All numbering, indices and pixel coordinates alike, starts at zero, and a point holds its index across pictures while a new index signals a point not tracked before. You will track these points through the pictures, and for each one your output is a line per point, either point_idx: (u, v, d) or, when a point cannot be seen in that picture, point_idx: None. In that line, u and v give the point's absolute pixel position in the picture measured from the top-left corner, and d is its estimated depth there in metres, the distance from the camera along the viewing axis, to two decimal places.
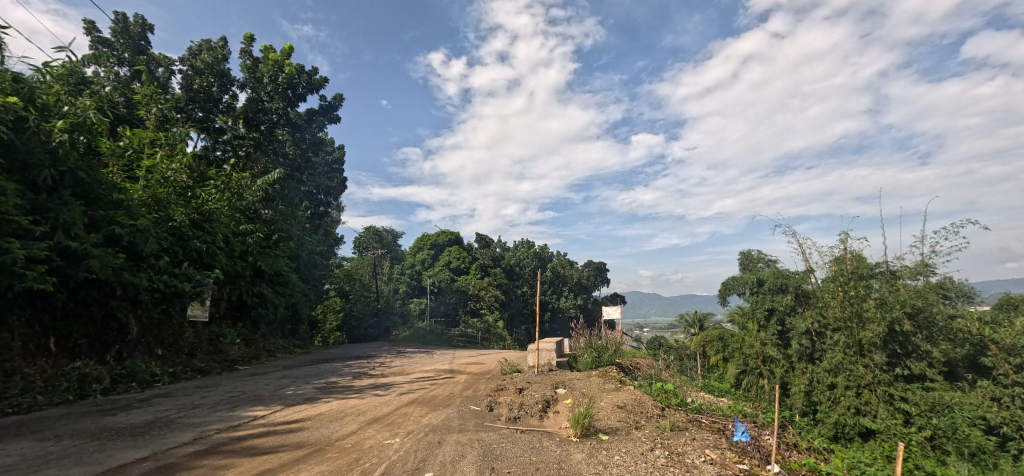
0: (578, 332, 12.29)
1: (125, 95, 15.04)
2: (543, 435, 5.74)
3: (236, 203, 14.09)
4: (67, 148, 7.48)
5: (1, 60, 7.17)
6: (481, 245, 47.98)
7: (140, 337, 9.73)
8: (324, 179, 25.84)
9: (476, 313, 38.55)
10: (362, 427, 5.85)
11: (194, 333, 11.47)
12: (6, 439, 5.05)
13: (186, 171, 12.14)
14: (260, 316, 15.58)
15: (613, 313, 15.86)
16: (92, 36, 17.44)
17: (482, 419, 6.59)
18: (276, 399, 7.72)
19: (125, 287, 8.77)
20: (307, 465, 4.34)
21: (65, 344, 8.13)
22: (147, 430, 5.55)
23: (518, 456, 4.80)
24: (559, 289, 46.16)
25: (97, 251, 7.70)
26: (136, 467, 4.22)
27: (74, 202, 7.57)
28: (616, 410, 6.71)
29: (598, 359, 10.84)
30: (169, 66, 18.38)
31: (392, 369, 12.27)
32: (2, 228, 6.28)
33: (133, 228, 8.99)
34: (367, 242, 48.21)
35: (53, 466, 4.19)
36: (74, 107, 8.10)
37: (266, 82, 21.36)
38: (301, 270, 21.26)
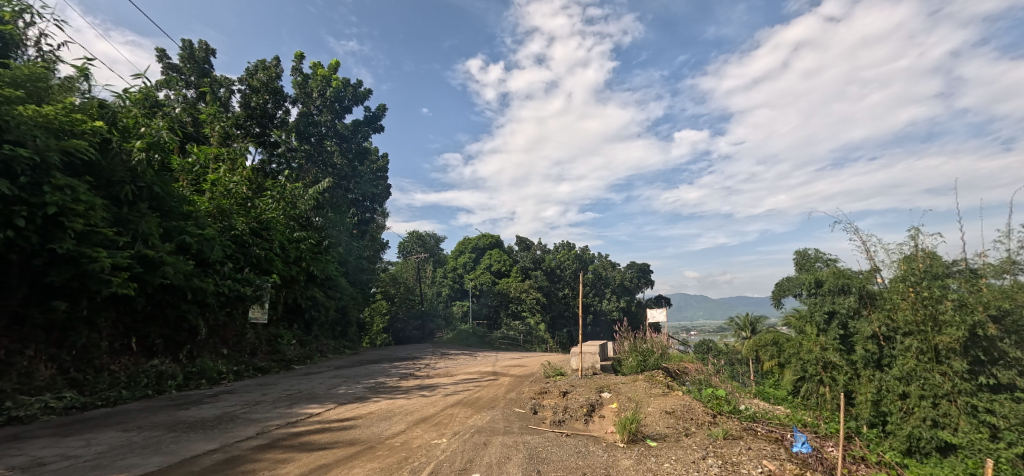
0: (622, 336, 12.02)
1: (192, 115, 16.33)
2: (589, 439, 5.66)
3: (290, 212, 14.93)
4: (144, 165, 8.21)
5: (89, 89, 7.99)
6: (522, 248, 48.16)
7: (208, 338, 10.50)
8: (370, 187, 26.85)
9: (517, 316, 38.75)
10: (409, 426, 6.02)
11: (255, 334, 12.25)
12: (95, 429, 5.59)
13: (247, 183, 13.02)
14: (314, 319, 16.40)
15: (659, 316, 15.46)
16: (163, 63, 19.08)
17: (527, 421, 6.59)
18: (329, 397, 8.10)
19: (194, 291, 9.50)
20: (359, 462, 4.52)
21: (145, 344, 8.91)
22: (215, 424, 5.97)
23: (563, 460, 4.76)
24: (601, 291, 45.57)
25: (171, 259, 8.39)
26: (207, 458, 4.56)
27: (149, 214, 8.29)
28: (664, 416, 6.53)
29: (643, 363, 10.58)
30: (229, 86, 19.79)
31: (437, 370, 12.54)
32: (91, 239, 6.98)
33: (201, 237, 9.73)
34: (411, 247, 49.57)
35: (136, 455, 4.59)
36: (150, 128, 8.89)
37: (315, 97, 22.85)
38: (349, 275, 22.17)
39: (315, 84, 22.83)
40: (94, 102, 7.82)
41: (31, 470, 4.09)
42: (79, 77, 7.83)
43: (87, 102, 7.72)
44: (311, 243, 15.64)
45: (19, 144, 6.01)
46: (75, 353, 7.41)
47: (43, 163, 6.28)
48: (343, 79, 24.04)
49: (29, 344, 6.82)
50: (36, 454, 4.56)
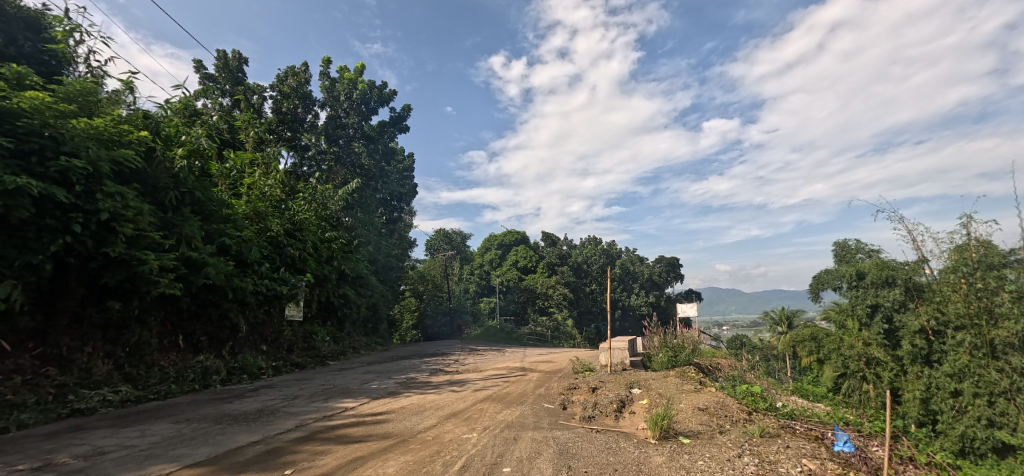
0: (652, 331, 11.84)
1: (228, 122, 17.03)
2: (619, 435, 5.63)
3: (322, 212, 15.38)
4: (185, 172, 8.63)
5: (134, 101, 8.44)
6: (548, 244, 48.06)
7: (248, 335, 10.98)
8: (397, 186, 27.34)
9: (544, 312, 38.73)
10: (440, 421, 6.13)
11: (292, 331, 12.73)
12: (149, 421, 5.95)
13: (280, 186, 13.48)
14: (346, 316, 16.88)
15: (689, 310, 15.13)
16: (200, 73, 19.93)
17: (556, 417, 6.61)
18: (363, 392, 8.34)
19: (234, 290, 9.91)
20: (394, 455, 4.65)
21: (191, 341, 9.40)
22: (257, 417, 6.26)
23: (594, 456, 4.75)
24: (629, 286, 44.98)
25: (212, 260, 8.79)
26: (251, 449, 4.78)
27: (192, 218, 8.72)
28: (697, 412, 6.41)
29: (674, 359, 10.38)
30: (262, 93, 20.51)
31: (466, 366, 12.70)
32: (139, 243, 7.40)
33: (240, 239, 10.17)
34: (438, 245, 50.22)
35: (187, 445, 4.87)
36: (190, 136, 9.33)
37: (343, 99, 23.36)
38: (379, 273, 22.68)
39: (342, 88, 23.36)
40: (139, 113, 8.26)
41: (94, 458, 4.40)
42: (125, 90, 8.29)
43: (133, 114, 8.16)
44: (342, 242, 16.07)
45: (73, 155, 6.42)
46: (128, 350, 7.90)
47: (95, 172, 6.67)
48: (369, 81, 24.49)
49: (88, 342, 7.32)
50: (97, 443, 4.90)
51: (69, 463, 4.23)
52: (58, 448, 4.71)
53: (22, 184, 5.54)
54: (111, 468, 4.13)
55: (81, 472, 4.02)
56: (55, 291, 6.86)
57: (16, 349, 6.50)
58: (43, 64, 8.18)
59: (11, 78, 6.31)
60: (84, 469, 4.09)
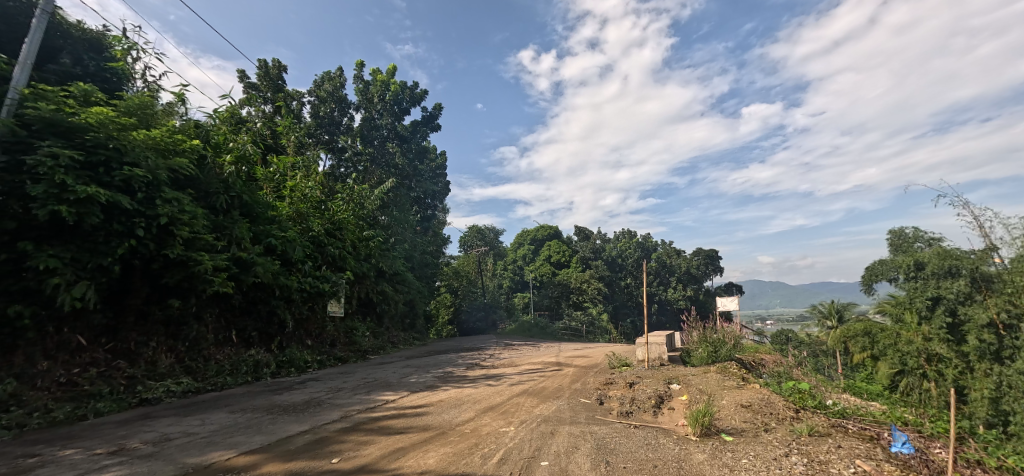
0: (691, 325, 11.53)
1: (270, 128, 17.84)
2: (659, 432, 5.53)
3: (359, 212, 15.89)
4: (233, 177, 9.14)
5: (186, 112, 8.96)
6: (581, 239, 47.65)
7: (295, 330, 11.51)
8: (430, 185, 27.81)
9: (579, 306, 38.44)
10: (478, 414, 6.23)
11: (334, 326, 13.23)
12: (209, 411, 6.37)
13: (320, 188, 14.04)
14: (385, 312, 17.37)
15: (730, 304, 14.62)
16: (244, 82, 20.94)
17: (594, 412, 6.58)
18: (403, 385, 8.59)
19: (281, 288, 10.38)
20: (434, 447, 4.77)
21: (243, 336, 9.96)
22: (305, 408, 6.57)
23: (633, 452, 4.70)
24: (665, 280, 43.94)
25: (260, 259, 9.24)
26: (301, 438, 5.04)
27: (241, 220, 9.22)
28: (740, 410, 6.20)
29: (714, 354, 10.10)
30: (300, 98, 21.36)
31: (502, 360, 12.82)
32: (195, 244, 7.92)
33: (284, 239, 10.67)
34: (472, 241, 50.73)
35: (243, 434, 5.19)
36: (237, 142, 9.84)
37: (376, 101, 23.97)
38: (415, 270, 23.16)
39: (376, 90, 23.94)
40: (190, 124, 8.78)
41: (161, 444, 4.76)
42: (178, 102, 8.83)
43: (185, 124, 8.68)
44: (379, 240, 16.54)
45: (134, 165, 6.91)
46: (187, 344, 8.46)
47: (154, 180, 7.17)
48: (401, 82, 24.94)
49: (152, 337, 7.90)
50: (164, 430, 5.30)
51: (140, 448, 4.60)
52: (130, 434, 5.13)
53: (91, 193, 6.01)
54: (177, 453, 4.46)
55: (151, 456, 4.36)
56: (122, 290, 7.44)
57: (92, 344, 7.12)
58: (106, 81, 8.82)
59: (79, 96, 6.83)
60: (153, 454, 4.44)
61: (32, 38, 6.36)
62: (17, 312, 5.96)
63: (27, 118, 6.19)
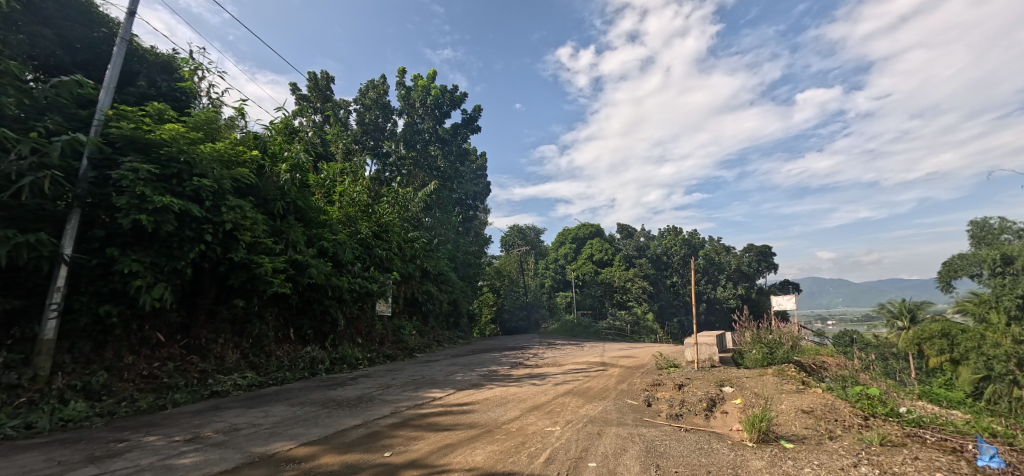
0: (743, 325, 11.01)
1: (320, 136, 18.78)
2: (712, 436, 5.32)
3: (404, 214, 16.39)
4: (289, 184, 9.70)
5: (245, 125, 9.59)
6: (624, 236, 46.68)
7: (347, 328, 12.02)
8: (471, 186, 28.22)
9: (623, 305, 37.64)
10: (524, 413, 6.27)
11: (383, 325, 13.71)
12: (271, 403, 6.79)
13: (367, 192, 14.62)
14: (430, 311, 17.78)
15: (786, 303, 13.83)
16: (296, 95, 22.14)
17: (641, 413, 6.43)
18: (449, 383, 8.78)
19: (333, 288, 10.88)
20: (481, 444, 4.84)
21: (300, 334, 10.54)
22: (358, 403, 6.87)
23: (684, 456, 4.56)
24: (714, 278, 42.16)
25: (314, 261, 9.74)
26: (354, 432, 5.27)
27: (296, 225, 9.77)
28: (800, 415, 5.85)
29: (770, 356, 9.58)
30: (347, 107, 22.30)
31: (545, 360, 12.77)
32: (257, 248, 8.47)
33: (336, 241, 11.19)
34: (513, 241, 50.97)
35: (302, 426, 5.49)
36: (291, 151, 10.43)
37: (418, 106, 24.61)
38: (458, 270, 23.57)
39: (417, 95, 24.57)
40: (250, 135, 9.38)
41: (231, 433, 5.13)
42: (238, 116, 9.46)
43: (245, 136, 9.30)
44: (422, 242, 16.99)
45: (202, 176, 7.49)
46: (251, 341, 9.06)
47: (219, 189, 7.73)
48: (441, 87, 25.43)
49: (220, 334, 8.52)
50: (233, 421, 5.70)
51: (212, 437, 4.97)
52: (203, 423, 5.56)
53: (167, 203, 6.57)
54: (245, 443, 4.79)
55: (222, 445, 4.71)
56: (194, 291, 8.08)
57: (169, 340, 7.77)
58: (176, 100, 9.60)
59: (154, 115, 7.47)
60: (224, 443, 4.78)
61: (114, 64, 7.02)
62: (107, 312, 6.61)
63: (112, 136, 6.85)
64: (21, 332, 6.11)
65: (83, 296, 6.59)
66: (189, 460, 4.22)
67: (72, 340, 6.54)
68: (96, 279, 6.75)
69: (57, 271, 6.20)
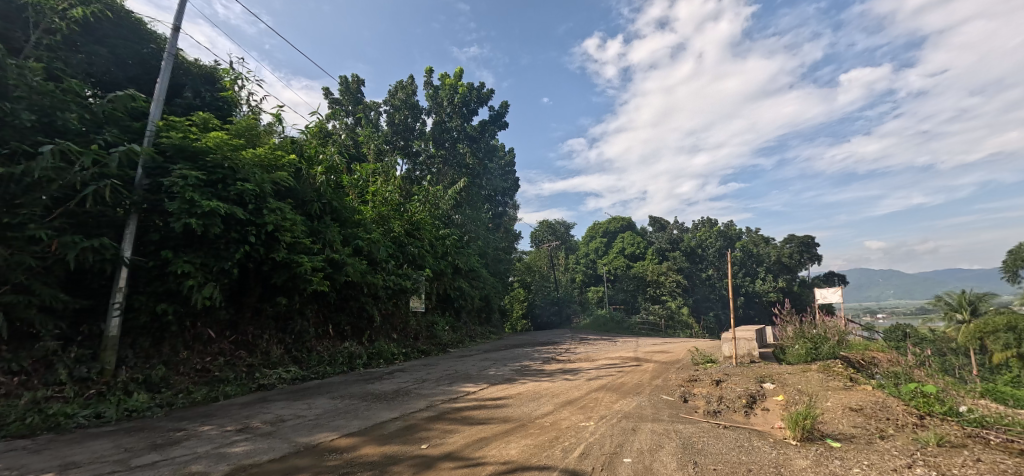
0: (785, 320, 10.59)
1: (352, 138, 19.31)
2: (752, 434, 5.17)
3: (434, 212, 16.67)
4: (324, 185, 10.03)
5: (282, 130, 9.96)
6: (656, 229, 45.69)
7: (383, 324, 12.34)
8: (500, 182, 28.33)
9: (656, 300, 36.93)
10: (557, 408, 6.28)
11: (417, 321, 14.00)
12: (313, 396, 7.09)
13: (398, 191, 14.94)
14: (462, 307, 18.01)
15: (831, 296, 13.20)
16: (329, 99, 22.83)
17: (678, 409, 6.32)
18: (482, 377, 8.89)
19: (369, 285, 11.20)
20: (515, 438, 4.89)
21: (338, 329, 10.92)
22: (395, 397, 7.07)
23: (723, 454, 4.45)
24: (752, 271, 40.68)
25: (350, 260, 10.04)
26: (392, 424, 5.43)
27: (332, 225, 10.10)
28: (848, 413, 5.59)
29: (814, 352, 9.17)
30: (377, 109, 22.80)
31: (578, 355, 12.72)
32: (296, 248, 8.83)
33: (370, 240, 11.51)
34: (543, 236, 50.86)
35: (343, 418, 5.70)
36: (326, 154, 10.77)
37: (446, 105, 24.85)
38: (489, 266, 23.75)
39: (445, 94, 24.80)
40: (287, 140, 9.76)
41: (277, 424, 5.39)
42: (276, 122, 9.85)
43: (283, 140, 9.67)
44: (453, 239, 17.23)
45: (244, 180, 7.85)
46: (293, 337, 9.47)
47: (261, 193, 8.10)
48: (468, 84, 25.55)
49: (265, 331, 8.94)
50: (279, 412, 5.99)
51: (261, 427, 5.25)
52: (252, 415, 5.87)
53: (214, 208, 6.93)
54: (291, 433, 5.02)
55: (270, 435, 4.96)
56: (240, 290, 8.52)
57: (219, 336, 8.23)
58: (219, 109, 10.09)
59: (199, 124, 7.88)
60: (272, 433, 5.03)
61: (163, 77, 7.44)
62: (163, 310, 7.06)
63: (163, 145, 7.28)
64: (89, 329, 6.62)
65: (141, 295, 7.06)
66: (240, 448, 4.47)
67: (134, 336, 7.02)
68: (153, 279, 7.22)
69: (119, 272, 6.66)
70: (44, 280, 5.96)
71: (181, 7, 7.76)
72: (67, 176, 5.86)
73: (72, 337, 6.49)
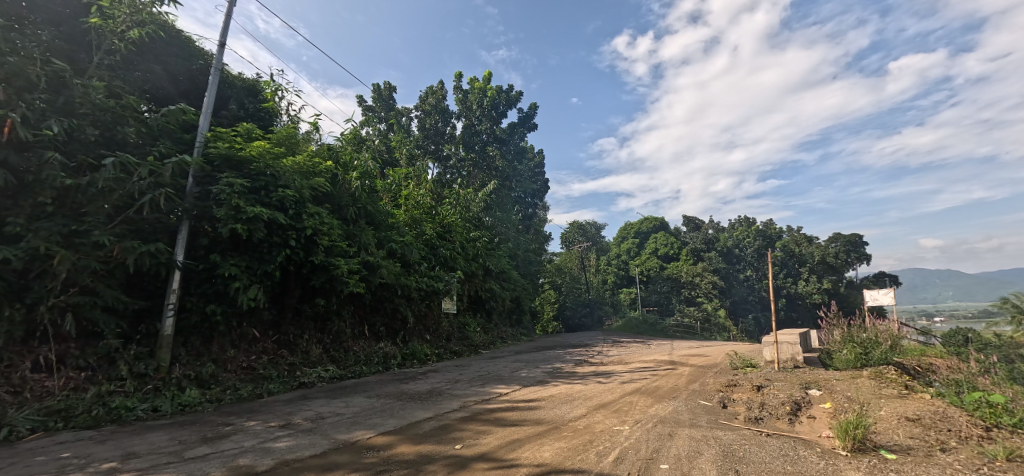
0: (830, 323, 10.08)
1: (385, 144, 19.83)
2: (797, 442, 4.95)
3: (465, 214, 16.88)
4: (359, 190, 10.33)
5: (319, 137, 10.33)
6: (691, 229, 44.51)
7: (416, 326, 12.56)
8: (529, 183, 28.34)
9: (691, 302, 35.92)
10: (590, 411, 6.20)
11: (449, 322, 14.19)
12: (351, 395, 7.30)
13: (430, 194, 15.20)
14: (493, 308, 18.11)
15: (882, 298, 12.46)
16: (362, 106, 23.53)
17: (717, 415, 6.12)
18: (515, 379, 8.90)
19: (402, 287, 11.42)
20: (549, 440, 4.87)
21: (374, 330, 11.19)
22: (429, 397, 7.19)
23: (766, 462, 4.28)
24: (794, 271, 38.94)
25: (384, 262, 10.28)
26: (426, 424, 5.52)
27: (367, 229, 10.39)
28: (904, 423, 5.25)
29: (864, 357, 8.66)
30: (409, 114, 23.29)
31: (611, 358, 12.54)
32: (334, 251, 9.12)
33: (403, 243, 11.78)
34: (573, 237, 50.56)
35: (379, 416, 5.84)
36: (360, 160, 11.09)
37: (475, 108, 25.08)
38: (520, 267, 23.79)
39: (474, 97, 25.03)
40: (324, 147, 10.11)
41: (317, 421, 5.58)
42: (313, 130, 10.22)
43: (320, 148, 10.03)
44: (484, 241, 17.36)
45: (285, 187, 8.20)
46: (331, 337, 9.77)
47: (300, 198, 8.43)
48: (497, 87, 25.69)
49: (304, 331, 9.27)
50: (318, 410, 6.20)
51: (302, 424, 5.45)
52: (294, 412, 6.10)
53: (257, 213, 7.26)
54: (330, 430, 5.19)
55: (311, 431, 5.14)
56: (282, 291, 8.89)
57: (263, 336, 8.60)
58: (261, 119, 10.59)
59: (244, 134, 8.29)
60: (312, 429, 5.22)
61: (210, 91, 7.86)
62: (212, 310, 7.45)
63: (210, 155, 7.71)
64: (146, 328, 7.06)
65: (193, 296, 7.48)
66: (284, 444, 4.65)
67: (186, 335, 7.43)
68: (202, 282, 7.63)
69: (172, 275, 7.07)
70: (108, 282, 6.41)
71: (226, 24, 8.18)
72: (126, 186, 6.26)
73: (131, 335, 6.94)
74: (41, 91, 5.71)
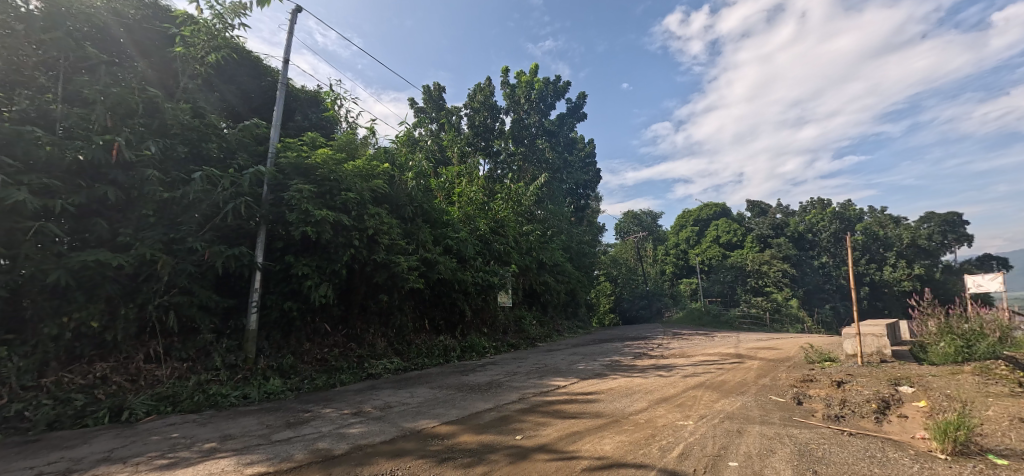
0: (923, 313, 9.09)
1: (437, 143, 20.38)
2: (885, 442, 4.55)
3: (517, 209, 16.99)
4: (415, 190, 10.69)
5: (376, 141, 10.81)
6: (756, 214, 41.79)
7: (473, 319, 12.85)
8: (581, 174, 27.87)
9: (759, 292, 33.79)
10: (652, 405, 6.06)
11: (505, 315, 14.40)
12: (415, 385, 7.65)
13: (482, 191, 15.46)
14: (548, 301, 18.14)
15: (989, 284, 11.02)
16: (414, 108, 24.31)
17: (790, 412, 5.74)
18: (572, 372, 8.88)
19: (459, 282, 11.68)
20: (609, 434, 4.82)
21: (434, 324, 11.62)
22: (488, 388, 7.36)
23: (848, 464, 3.98)
24: (878, 256, 35.44)
25: (441, 258, 10.60)
26: (486, 415, 5.66)
27: (423, 226, 10.76)
28: (1017, 425, 4.64)
29: (965, 350, 7.73)
30: (459, 113, 23.73)
31: (672, 351, 12.15)
32: (394, 248, 9.52)
33: (458, 238, 12.06)
34: (628, 227, 49.22)
35: (441, 407, 6.05)
36: (415, 160, 11.48)
37: (523, 102, 25.03)
38: (574, 260, 23.60)
39: (521, 91, 24.95)
40: (381, 151, 10.58)
41: (386, 409, 5.91)
42: (370, 134, 10.71)
43: (378, 151, 10.50)
44: (537, 235, 17.40)
45: (348, 190, 8.67)
46: (395, 331, 10.23)
47: (362, 200, 8.89)
48: (545, 79, 25.49)
49: (370, 325, 9.78)
50: (386, 399, 6.56)
51: (372, 412, 5.80)
52: (364, 400, 6.50)
53: (324, 216, 7.76)
54: (398, 418, 5.47)
55: (380, 419, 5.45)
56: (349, 289, 9.42)
57: (333, 329, 9.20)
58: (323, 127, 11.27)
59: (309, 142, 8.85)
60: (381, 417, 5.53)
61: (279, 105, 8.48)
62: (289, 307, 8.09)
63: (282, 164, 8.33)
64: (235, 323, 7.80)
65: (272, 294, 8.17)
66: (356, 430, 4.97)
67: (268, 330, 8.13)
68: (280, 281, 8.30)
69: (254, 275, 7.74)
70: (202, 283, 7.15)
71: (289, 41, 8.76)
72: (212, 197, 6.93)
73: (223, 330, 7.68)
74: (140, 117, 6.45)
